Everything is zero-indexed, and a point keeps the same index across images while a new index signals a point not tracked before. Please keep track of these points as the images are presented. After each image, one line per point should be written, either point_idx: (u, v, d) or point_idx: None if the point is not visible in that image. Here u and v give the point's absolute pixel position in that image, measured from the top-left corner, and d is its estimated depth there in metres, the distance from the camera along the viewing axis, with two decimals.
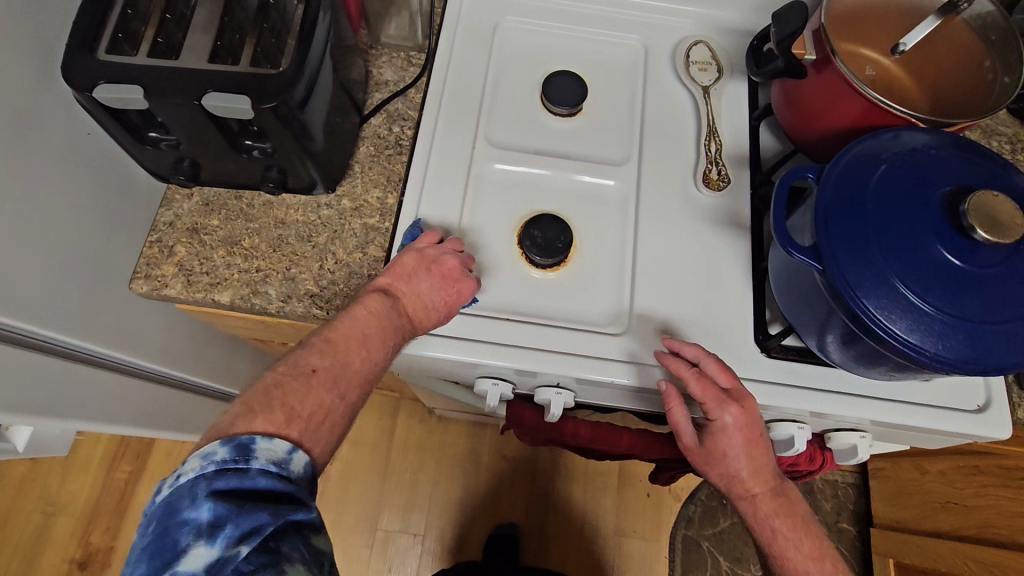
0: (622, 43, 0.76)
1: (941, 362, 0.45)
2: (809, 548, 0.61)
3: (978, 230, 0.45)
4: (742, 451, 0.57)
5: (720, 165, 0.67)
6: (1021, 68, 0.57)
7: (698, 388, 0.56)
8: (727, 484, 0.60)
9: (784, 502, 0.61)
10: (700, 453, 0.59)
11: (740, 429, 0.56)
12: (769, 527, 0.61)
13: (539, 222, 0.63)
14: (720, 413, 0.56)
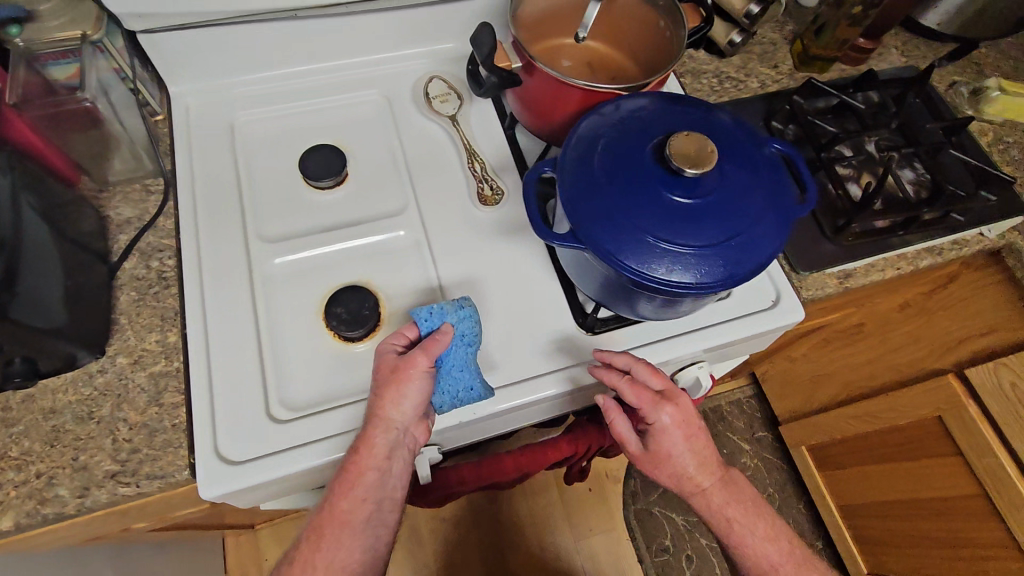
0: (362, 101, 0.77)
1: (706, 287, 0.51)
2: (766, 534, 0.64)
3: (684, 169, 0.51)
4: (687, 453, 0.60)
5: (490, 181, 0.71)
6: (680, 18, 0.65)
7: (632, 395, 0.58)
8: (681, 488, 0.63)
9: (735, 493, 0.63)
10: (651, 462, 0.62)
11: (680, 428, 0.59)
12: (724, 521, 0.63)
13: (339, 298, 0.62)
14: (659, 417, 0.59)
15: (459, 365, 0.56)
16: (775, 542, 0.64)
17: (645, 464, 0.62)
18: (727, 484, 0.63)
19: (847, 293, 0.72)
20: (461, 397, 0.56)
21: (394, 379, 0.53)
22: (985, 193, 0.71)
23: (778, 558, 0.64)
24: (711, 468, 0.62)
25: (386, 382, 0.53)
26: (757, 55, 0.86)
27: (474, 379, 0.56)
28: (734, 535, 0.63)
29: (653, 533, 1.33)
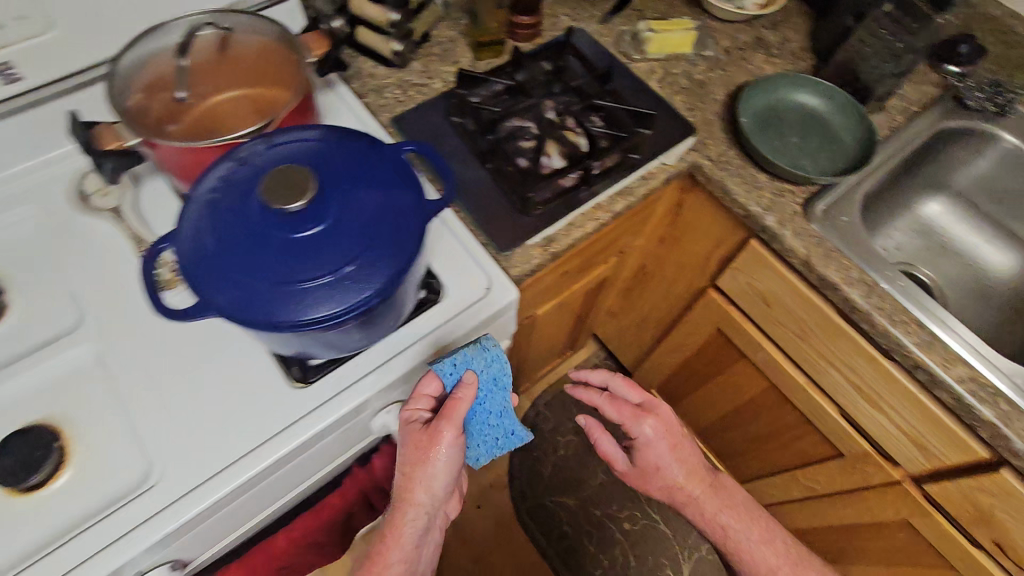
0: (13, 219, 0.69)
1: (345, 314, 0.49)
2: (754, 533, 0.88)
3: (283, 206, 0.49)
4: (676, 457, 0.83)
5: (167, 265, 0.66)
6: (283, 30, 0.67)
7: (610, 406, 0.81)
8: (671, 493, 0.88)
9: (722, 500, 0.88)
10: (638, 472, 0.88)
11: (665, 437, 0.81)
12: (719, 525, 0.88)
13: (3, 451, 0.55)
14: (638, 430, 0.80)
15: (490, 385, 0.63)
16: (766, 538, 0.88)
17: (638, 479, 0.89)
18: (713, 489, 0.88)
19: (567, 255, 0.75)
20: (502, 441, 0.67)
21: (423, 450, 0.61)
22: (643, 129, 0.78)
23: (762, 549, 0.87)
24: (699, 467, 0.87)
25: (415, 456, 0.62)
26: (438, 55, 0.86)
27: (514, 425, 0.67)
28: (721, 531, 0.88)
29: (547, 524, 1.36)
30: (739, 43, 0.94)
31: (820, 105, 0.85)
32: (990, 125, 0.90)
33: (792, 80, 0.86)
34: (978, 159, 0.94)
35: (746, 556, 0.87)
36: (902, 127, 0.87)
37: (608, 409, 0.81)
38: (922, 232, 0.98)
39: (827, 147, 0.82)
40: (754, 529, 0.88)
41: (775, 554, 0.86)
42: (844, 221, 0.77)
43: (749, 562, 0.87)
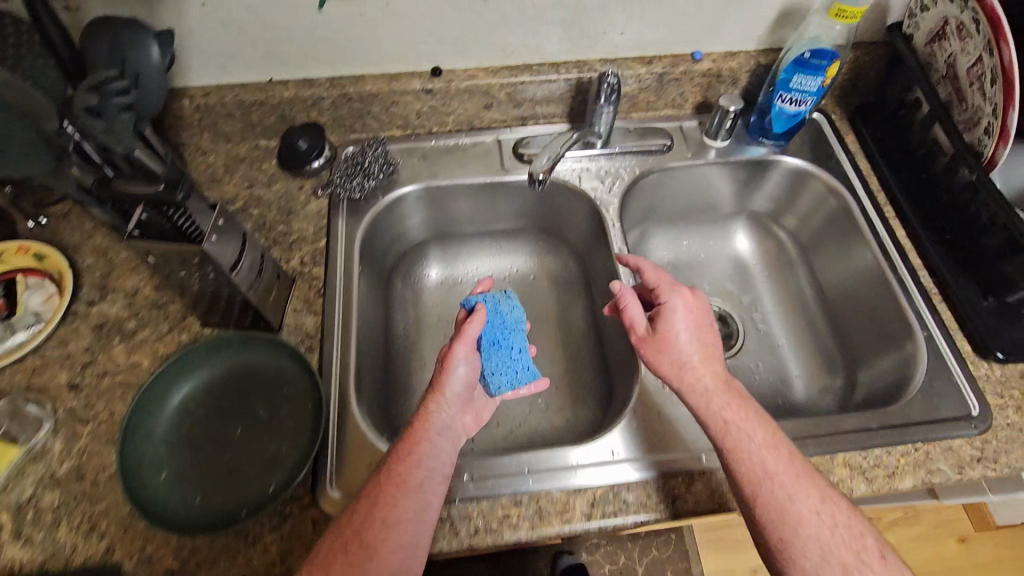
0: None
1: None
2: (764, 437, 0.55)
3: None
4: (707, 348, 0.61)
5: None
6: None
7: (652, 271, 0.68)
8: (705, 409, 0.58)
9: (729, 400, 0.57)
10: (654, 346, 0.62)
11: (688, 317, 0.62)
12: (760, 496, 0.53)
13: None
14: (670, 296, 0.64)
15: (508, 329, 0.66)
16: (822, 510, 0.51)
17: (660, 361, 0.61)
18: (752, 432, 0.55)
19: None
20: (521, 375, 0.66)
21: (467, 357, 0.63)
22: None
23: (826, 539, 0.51)
24: (755, 408, 0.58)
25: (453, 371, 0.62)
26: None
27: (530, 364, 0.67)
28: (776, 501, 0.52)
29: None
30: (81, 361, 0.65)
31: (226, 364, 0.64)
32: (393, 191, 0.79)
33: (168, 375, 0.61)
34: (418, 214, 0.83)
35: (780, 536, 0.51)
36: (327, 280, 0.71)
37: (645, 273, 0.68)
38: (450, 298, 0.87)
39: (279, 399, 0.63)
40: (802, 484, 0.52)
41: (824, 530, 0.51)
42: (366, 466, 0.61)
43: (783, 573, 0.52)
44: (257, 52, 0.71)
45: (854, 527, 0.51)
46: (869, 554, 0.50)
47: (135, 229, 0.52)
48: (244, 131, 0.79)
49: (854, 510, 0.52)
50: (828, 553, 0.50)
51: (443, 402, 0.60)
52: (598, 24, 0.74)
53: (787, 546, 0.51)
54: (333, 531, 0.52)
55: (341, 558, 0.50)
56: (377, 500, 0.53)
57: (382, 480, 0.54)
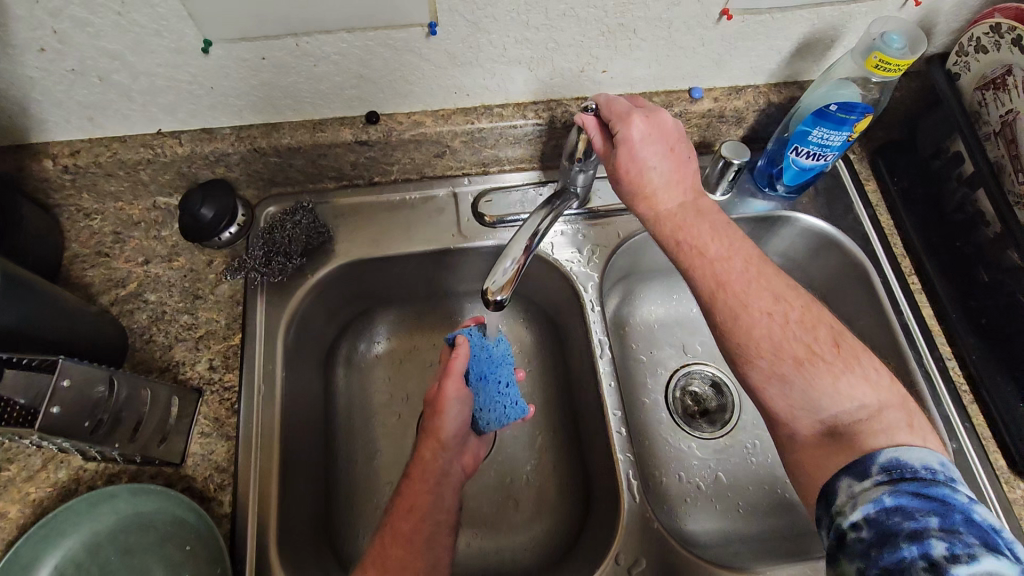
0: None
1: None
2: (771, 306, 0.50)
3: None
4: (665, 161, 0.53)
5: None
6: None
7: (617, 106, 0.54)
8: (660, 231, 0.54)
9: (725, 255, 0.52)
10: (611, 166, 0.55)
11: (646, 143, 0.53)
12: (728, 322, 0.51)
13: None
14: (621, 128, 0.53)
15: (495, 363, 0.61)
16: (773, 311, 0.49)
17: (615, 177, 0.55)
18: (702, 241, 0.52)
19: None
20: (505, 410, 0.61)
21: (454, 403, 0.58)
22: None
23: (774, 349, 0.49)
24: (711, 219, 0.53)
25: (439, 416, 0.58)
26: None
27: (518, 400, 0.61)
28: (729, 310, 0.50)
29: None
30: None
31: (109, 520, 0.51)
32: (323, 266, 0.64)
33: (29, 542, 0.49)
34: (360, 285, 0.69)
35: (740, 352, 0.50)
36: (242, 393, 0.58)
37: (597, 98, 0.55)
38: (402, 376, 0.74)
39: (180, 559, 0.51)
40: (757, 286, 0.50)
41: (775, 327, 0.49)
42: None
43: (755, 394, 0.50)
44: (134, 104, 0.56)
45: (808, 323, 0.49)
46: (825, 348, 0.48)
47: None
48: (134, 189, 0.64)
49: (811, 303, 0.51)
50: (779, 350, 0.48)
51: (436, 450, 0.57)
52: (573, 61, 0.59)
53: (744, 353, 0.50)
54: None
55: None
56: (384, 561, 0.49)
57: (389, 538, 0.51)
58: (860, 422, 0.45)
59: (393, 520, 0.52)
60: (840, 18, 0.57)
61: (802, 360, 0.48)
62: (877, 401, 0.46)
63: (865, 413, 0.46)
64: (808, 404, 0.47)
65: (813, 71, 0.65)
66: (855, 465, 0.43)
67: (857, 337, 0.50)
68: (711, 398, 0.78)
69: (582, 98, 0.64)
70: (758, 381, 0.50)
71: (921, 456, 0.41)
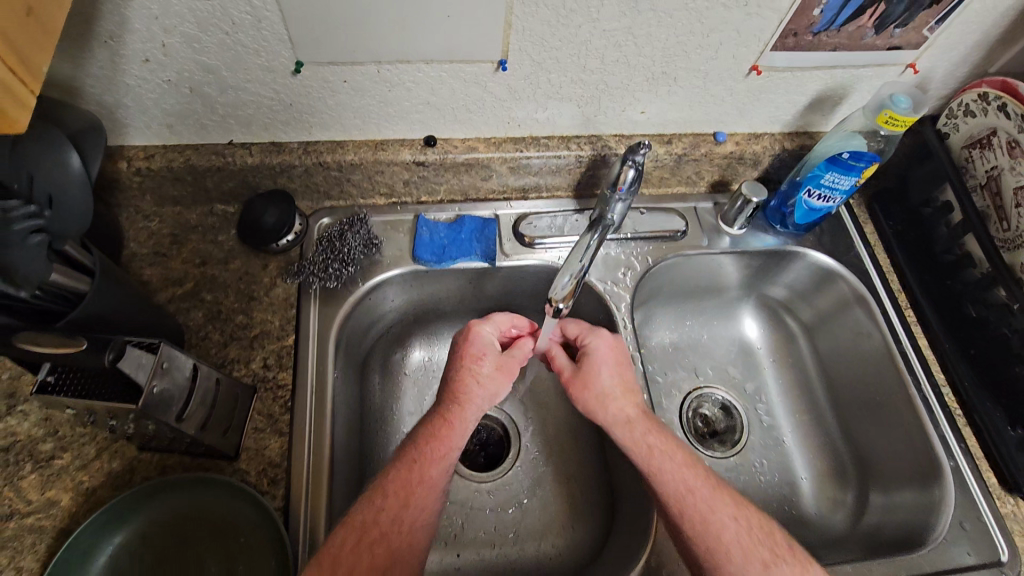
0: None
1: None
2: (710, 482, 0.56)
3: None
4: (615, 376, 0.63)
5: None
6: None
7: (613, 350, 0.64)
8: (629, 437, 0.59)
9: (680, 462, 0.57)
10: (581, 383, 0.63)
11: (609, 349, 0.64)
12: (696, 526, 0.53)
13: None
14: (594, 345, 0.64)
15: (473, 231, 0.72)
16: (739, 516, 0.54)
17: (585, 394, 0.63)
18: (673, 448, 0.58)
19: None
20: (454, 244, 0.71)
21: (503, 374, 0.62)
22: None
23: (742, 556, 0.52)
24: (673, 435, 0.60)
25: (490, 381, 0.61)
26: None
27: (471, 243, 0.71)
28: (698, 515, 0.54)
29: None
30: None
31: (168, 509, 0.52)
32: (373, 276, 0.68)
33: (94, 526, 0.49)
34: (403, 295, 0.73)
35: (715, 556, 0.52)
36: (295, 390, 0.60)
37: (569, 327, 0.67)
38: (432, 388, 0.77)
39: (235, 550, 0.51)
40: (716, 496, 0.55)
41: (742, 537, 0.53)
42: None
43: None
44: (215, 116, 0.60)
45: (767, 529, 0.54)
46: (778, 543, 0.53)
47: (47, 376, 0.43)
48: (195, 195, 0.67)
49: (765, 516, 0.55)
50: (747, 551, 0.52)
51: (472, 411, 0.59)
52: (618, 103, 0.66)
53: (715, 554, 0.52)
54: (353, 523, 0.51)
55: (371, 550, 0.49)
56: (408, 496, 0.53)
57: (412, 475, 0.54)
58: None
59: (419, 474, 0.54)
60: (849, 79, 0.66)
61: (767, 565, 0.51)
62: None
63: None
64: None
65: (822, 123, 0.73)
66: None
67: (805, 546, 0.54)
68: (720, 419, 0.82)
69: (620, 135, 0.71)
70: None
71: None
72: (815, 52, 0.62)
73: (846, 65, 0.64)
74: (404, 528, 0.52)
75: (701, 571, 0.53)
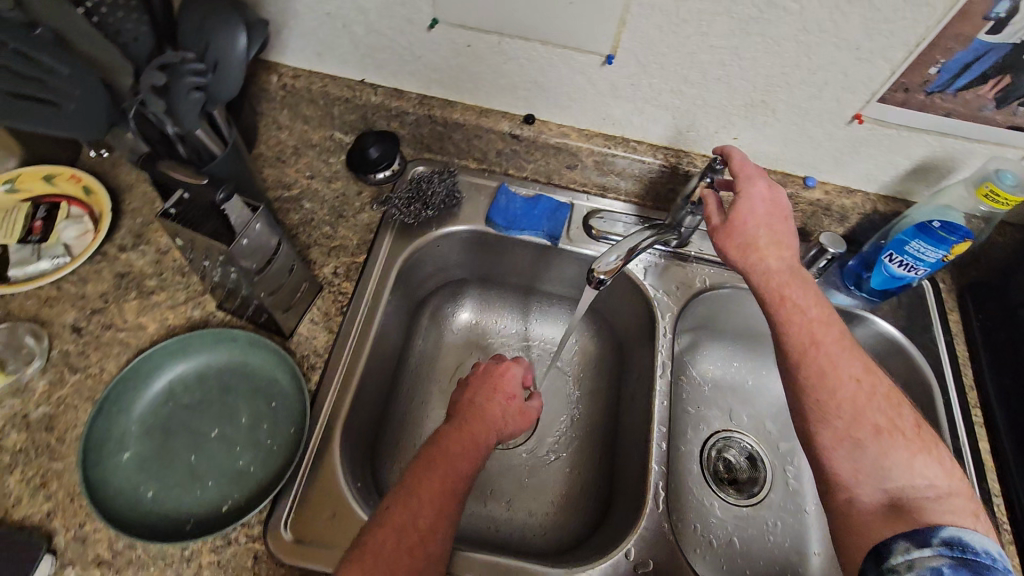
0: None
1: None
2: (839, 336, 0.55)
3: None
4: (769, 224, 0.59)
5: None
6: None
7: (766, 197, 0.59)
8: (764, 289, 0.58)
9: (814, 315, 0.55)
10: (731, 226, 0.60)
11: (763, 203, 0.59)
12: (814, 378, 0.53)
13: None
14: (746, 186, 0.59)
15: (546, 210, 0.76)
16: (862, 379, 0.53)
17: (730, 240, 0.60)
18: (811, 302, 0.56)
19: None
20: (525, 216, 0.75)
21: (522, 418, 0.67)
22: None
23: (855, 413, 0.52)
24: (817, 288, 0.57)
25: (512, 419, 0.65)
26: None
27: (539, 219, 0.75)
28: (819, 370, 0.53)
29: None
30: (92, 306, 0.63)
31: (226, 359, 0.60)
32: (447, 225, 0.75)
33: (170, 349, 0.59)
34: (469, 253, 0.79)
35: (821, 408, 0.52)
36: (353, 300, 0.68)
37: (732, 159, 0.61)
38: (472, 347, 0.82)
39: (264, 412, 0.59)
40: (846, 353, 0.54)
41: (860, 395, 0.52)
42: (330, 527, 0.55)
43: (823, 457, 0.52)
44: (356, 53, 0.70)
45: (892, 399, 0.53)
46: (903, 421, 0.52)
47: (171, 208, 0.51)
48: (322, 119, 0.77)
49: (891, 386, 0.54)
50: (859, 410, 0.51)
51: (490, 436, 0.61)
52: (712, 122, 0.68)
53: (822, 408, 0.52)
54: (393, 526, 0.48)
55: (411, 554, 0.48)
56: (443, 504, 0.51)
57: (444, 484, 0.53)
58: (925, 500, 0.48)
59: (447, 478, 0.53)
60: (960, 151, 0.64)
61: (881, 430, 0.51)
62: (948, 487, 0.49)
63: (936, 491, 0.48)
64: (870, 474, 0.50)
65: (923, 193, 0.71)
66: (916, 533, 0.44)
67: (930, 427, 0.54)
68: (744, 469, 0.80)
69: (707, 155, 0.73)
70: (827, 444, 0.52)
71: (977, 535, 0.43)
72: (925, 114, 0.61)
73: (958, 135, 0.63)
74: (437, 534, 0.50)
75: (805, 423, 0.54)
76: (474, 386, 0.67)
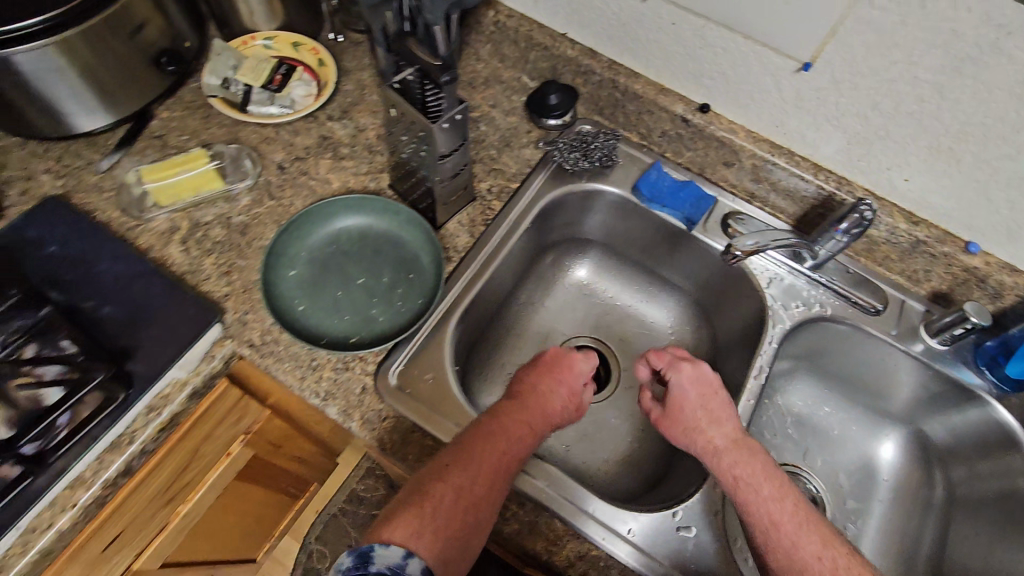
0: None
1: None
2: (793, 505, 0.57)
3: None
4: (705, 400, 0.64)
5: None
6: None
7: (695, 378, 0.65)
8: (717, 468, 0.60)
9: (773, 487, 0.58)
10: (671, 418, 0.65)
11: (693, 385, 0.65)
12: (780, 558, 0.55)
13: None
14: (672, 380, 0.66)
15: (692, 195, 0.79)
16: (823, 555, 0.54)
17: (672, 428, 0.65)
18: (769, 470, 0.59)
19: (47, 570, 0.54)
20: (670, 196, 0.79)
21: (575, 409, 0.65)
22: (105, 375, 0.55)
23: None
24: (764, 460, 0.59)
25: (564, 409, 0.64)
26: None
27: (682, 203, 0.79)
28: (784, 554, 0.55)
29: None
30: (296, 153, 0.75)
31: (387, 226, 0.70)
32: (596, 182, 0.80)
33: (349, 203, 0.70)
34: (605, 215, 0.84)
35: None
36: (497, 218, 0.75)
37: (659, 360, 0.68)
38: (578, 302, 0.88)
39: (402, 279, 0.67)
40: (804, 529, 0.56)
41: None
42: (429, 387, 0.63)
43: None
44: (569, 8, 0.77)
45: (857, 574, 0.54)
46: None
47: (397, 82, 0.60)
48: (517, 60, 0.85)
49: (853, 556, 0.55)
50: None
51: (545, 423, 0.62)
52: (886, 157, 0.68)
53: None
54: (451, 484, 0.53)
55: (462, 518, 0.52)
56: (496, 479, 0.55)
57: (500, 459, 0.56)
58: None
59: (506, 450, 0.57)
60: None
61: None
62: None
63: None
64: None
65: None
66: None
67: None
68: None
69: (869, 190, 0.73)
70: None
71: None
72: None
73: None
74: (487, 503, 0.54)
75: None
76: (533, 369, 0.66)
